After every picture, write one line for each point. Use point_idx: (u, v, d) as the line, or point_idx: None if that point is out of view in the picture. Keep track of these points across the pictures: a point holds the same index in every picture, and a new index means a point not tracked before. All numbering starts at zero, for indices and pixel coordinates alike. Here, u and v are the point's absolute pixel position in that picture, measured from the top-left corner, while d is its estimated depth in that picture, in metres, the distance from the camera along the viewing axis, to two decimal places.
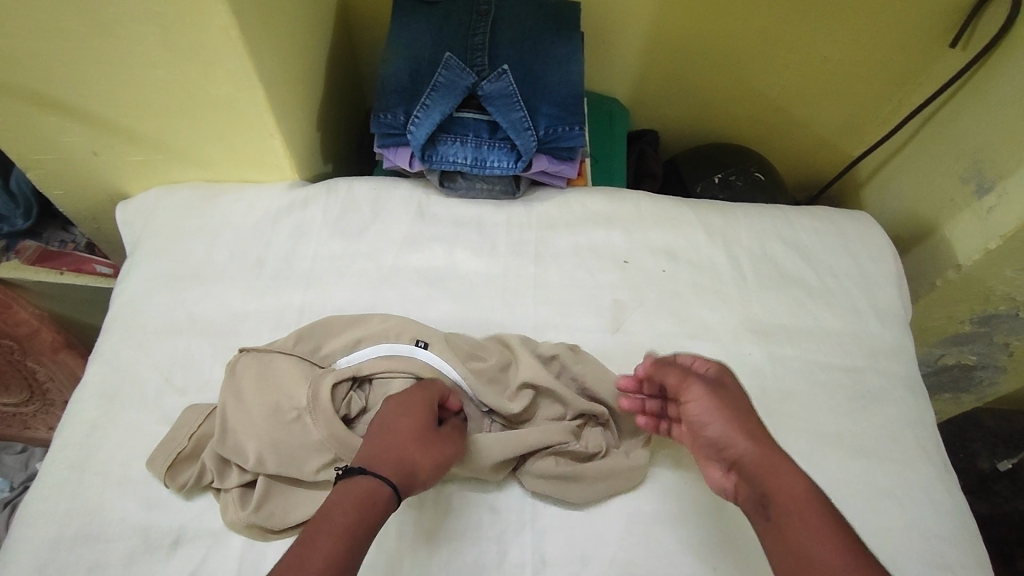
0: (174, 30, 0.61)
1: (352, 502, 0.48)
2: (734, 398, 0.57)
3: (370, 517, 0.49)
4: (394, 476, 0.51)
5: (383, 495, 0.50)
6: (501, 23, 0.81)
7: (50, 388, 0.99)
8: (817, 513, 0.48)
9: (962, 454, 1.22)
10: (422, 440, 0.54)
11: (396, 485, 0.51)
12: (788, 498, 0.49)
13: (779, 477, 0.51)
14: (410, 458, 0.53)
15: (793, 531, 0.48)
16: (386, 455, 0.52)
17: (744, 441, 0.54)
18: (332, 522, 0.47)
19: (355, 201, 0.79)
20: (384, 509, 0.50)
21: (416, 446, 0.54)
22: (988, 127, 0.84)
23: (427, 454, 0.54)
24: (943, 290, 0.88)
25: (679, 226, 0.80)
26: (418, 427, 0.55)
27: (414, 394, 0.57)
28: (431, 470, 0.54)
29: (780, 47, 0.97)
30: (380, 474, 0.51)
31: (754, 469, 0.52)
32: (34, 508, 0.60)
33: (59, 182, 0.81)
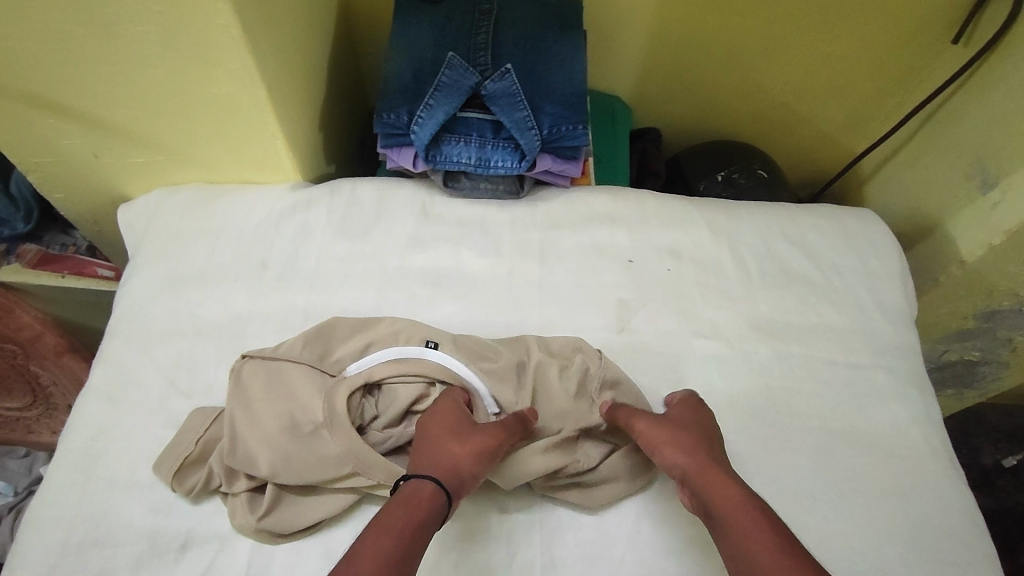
0: (177, 31, 0.61)
1: (415, 502, 0.50)
2: (680, 422, 0.59)
3: (429, 513, 0.50)
4: (438, 476, 0.53)
5: (428, 492, 0.51)
6: (504, 22, 0.81)
7: (53, 392, 0.99)
8: (754, 515, 0.49)
9: (966, 450, 1.22)
10: (458, 438, 0.56)
11: (441, 483, 0.52)
12: (722, 506, 0.51)
13: (716, 486, 0.52)
14: (449, 455, 0.54)
15: (732, 532, 0.49)
16: (426, 461, 0.54)
17: (689, 459, 0.55)
18: (391, 518, 0.48)
19: (358, 202, 0.79)
20: (436, 504, 0.51)
21: (453, 446, 0.55)
22: (991, 123, 0.84)
23: (466, 448, 0.55)
24: (947, 286, 0.88)
25: (683, 224, 0.80)
26: (454, 426, 0.57)
27: (442, 406, 0.59)
28: (473, 460, 0.54)
29: (781, 44, 0.97)
30: (422, 476, 0.52)
31: (698, 484, 0.53)
32: (40, 513, 0.60)
33: (61, 185, 0.80)
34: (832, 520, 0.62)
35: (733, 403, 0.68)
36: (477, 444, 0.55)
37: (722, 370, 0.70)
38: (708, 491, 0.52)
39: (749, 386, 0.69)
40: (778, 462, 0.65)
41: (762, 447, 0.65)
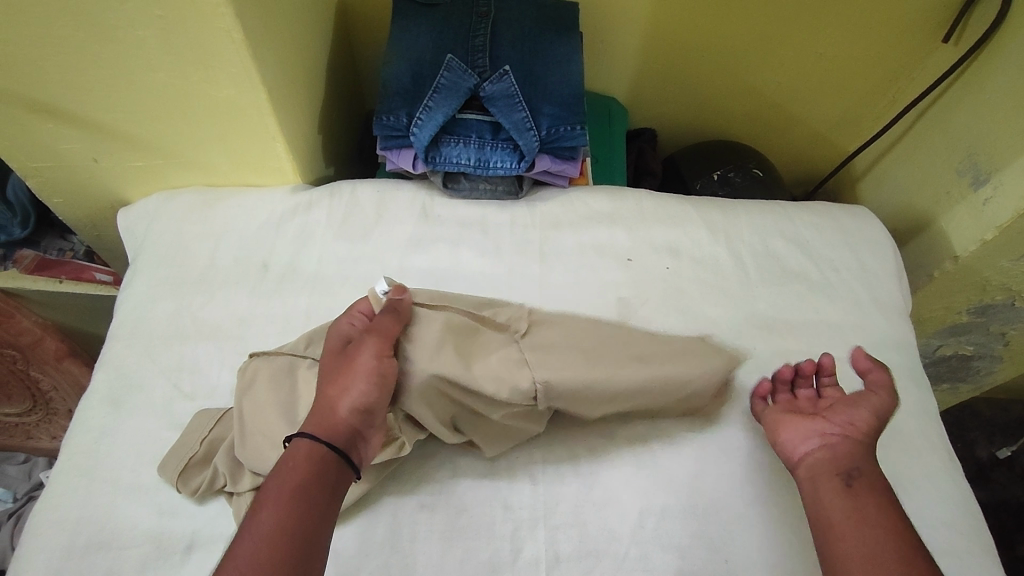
0: (178, 35, 0.61)
1: (295, 465, 0.54)
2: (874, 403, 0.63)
3: (318, 468, 0.54)
4: (320, 430, 0.56)
5: (312, 447, 0.55)
6: (501, 24, 0.82)
7: (53, 396, 0.99)
8: (889, 498, 0.56)
9: (961, 443, 1.23)
10: (338, 378, 0.59)
11: (319, 432, 0.56)
12: (871, 476, 0.57)
13: (870, 462, 0.58)
14: (327, 401, 0.58)
15: (867, 497, 0.56)
16: (313, 412, 0.58)
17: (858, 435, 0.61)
18: (277, 492, 0.52)
19: (358, 204, 0.79)
20: (320, 455, 0.54)
21: (335, 388, 0.58)
22: (981, 119, 0.85)
23: (345, 387, 0.58)
24: (941, 282, 0.89)
25: (680, 222, 0.81)
26: (333, 362, 0.60)
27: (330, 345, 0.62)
28: (356, 396, 0.57)
29: (774, 45, 0.98)
30: (308, 434, 0.56)
31: (857, 450, 0.59)
32: (44, 516, 0.60)
33: (59, 190, 0.80)
34: None
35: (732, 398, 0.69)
36: (358, 373, 0.58)
37: None
38: (860, 466, 0.58)
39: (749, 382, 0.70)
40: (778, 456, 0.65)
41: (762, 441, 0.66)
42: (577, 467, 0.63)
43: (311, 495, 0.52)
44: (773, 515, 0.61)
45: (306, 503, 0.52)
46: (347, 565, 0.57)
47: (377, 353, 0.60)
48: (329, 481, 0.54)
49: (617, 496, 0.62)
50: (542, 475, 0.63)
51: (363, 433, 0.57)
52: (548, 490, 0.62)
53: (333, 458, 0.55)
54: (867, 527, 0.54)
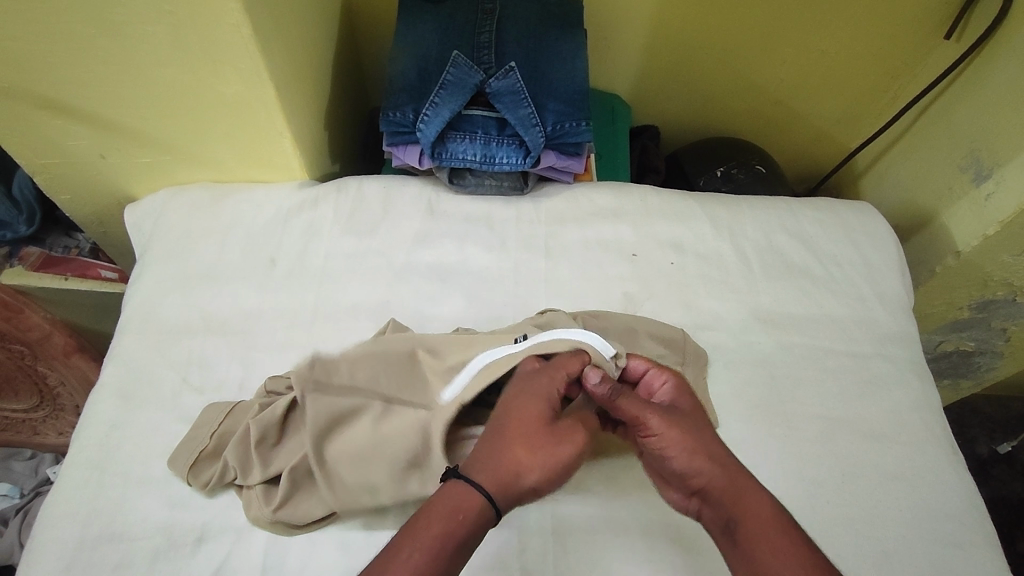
0: (188, 31, 0.62)
1: (455, 512, 0.48)
2: (693, 419, 0.55)
3: (471, 528, 0.48)
4: (498, 488, 0.49)
5: (478, 498, 0.49)
6: (506, 21, 0.82)
7: (60, 392, 0.99)
8: (783, 537, 0.48)
9: (962, 439, 1.24)
10: (536, 442, 0.52)
11: (497, 490, 0.49)
12: (754, 518, 0.49)
13: (743, 501, 0.50)
14: (516, 461, 0.51)
15: (755, 548, 0.48)
16: (489, 457, 0.51)
17: (712, 463, 0.52)
18: (428, 530, 0.47)
19: (365, 200, 0.80)
20: (483, 512, 0.48)
21: (521, 443, 0.51)
22: (983, 115, 0.86)
23: (538, 453, 0.51)
24: (942, 277, 0.90)
25: (685, 217, 0.81)
26: (530, 417, 0.53)
27: (525, 394, 0.55)
28: (544, 475, 0.51)
29: (777, 43, 0.99)
30: (488, 490, 0.49)
31: (717, 489, 0.51)
32: (55, 508, 0.60)
33: (67, 186, 0.81)
34: (836, 505, 0.63)
35: (737, 392, 0.69)
36: (555, 455, 0.52)
37: (727, 359, 0.71)
38: (735, 504, 0.50)
39: (753, 375, 0.70)
40: (782, 448, 0.66)
41: (767, 434, 0.66)
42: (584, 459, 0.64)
43: (459, 545, 0.47)
44: None
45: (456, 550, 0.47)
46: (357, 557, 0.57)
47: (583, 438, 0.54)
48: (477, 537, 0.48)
49: (624, 488, 0.62)
50: None
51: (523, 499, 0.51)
52: (555, 482, 0.62)
53: (488, 522, 0.49)
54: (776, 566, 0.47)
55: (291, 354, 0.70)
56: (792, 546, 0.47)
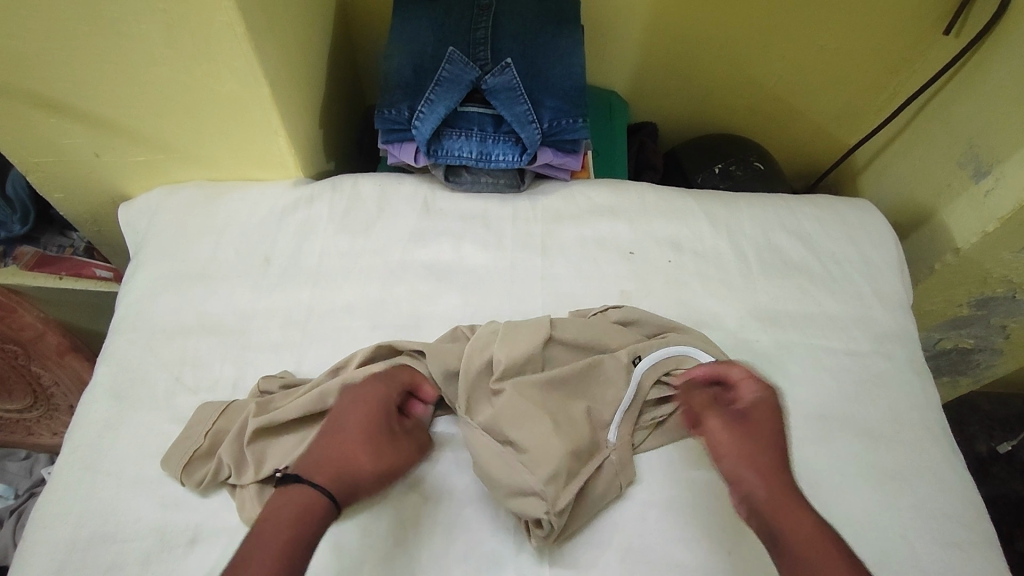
0: (180, 28, 0.61)
1: (292, 511, 0.52)
2: (762, 430, 0.59)
3: (312, 523, 0.52)
4: (338, 485, 0.55)
5: (323, 497, 0.53)
6: (502, 17, 0.81)
7: (54, 392, 0.98)
8: (820, 549, 0.51)
9: (961, 437, 1.24)
10: (372, 449, 0.58)
11: (335, 487, 0.54)
12: (794, 530, 0.52)
13: (785, 514, 0.53)
14: (352, 466, 0.56)
15: (797, 557, 0.51)
16: (330, 459, 0.56)
17: (759, 477, 0.56)
18: (274, 529, 0.50)
19: (360, 197, 0.79)
20: (325, 507, 0.53)
21: (356, 450, 0.57)
22: (983, 112, 0.85)
23: (372, 455, 0.57)
24: (941, 274, 0.89)
25: (683, 215, 0.81)
26: (359, 427, 0.58)
27: (363, 402, 0.60)
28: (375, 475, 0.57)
29: (775, 38, 0.98)
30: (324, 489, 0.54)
31: (764, 498, 0.55)
32: (47, 510, 0.60)
33: (60, 185, 0.80)
34: (834, 505, 0.63)
35: None
36: (382, 457, 0.58)
37: None
38: (773, 515, 0.54)
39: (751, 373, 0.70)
40: None
41: None
42: None
43: (305, 540, 0.51)
44: None
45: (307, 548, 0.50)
46: (352, 559, 0.57)
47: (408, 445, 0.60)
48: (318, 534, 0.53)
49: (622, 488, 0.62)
50: None
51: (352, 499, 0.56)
52: None
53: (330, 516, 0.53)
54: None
55: (286, 353, 0.69)
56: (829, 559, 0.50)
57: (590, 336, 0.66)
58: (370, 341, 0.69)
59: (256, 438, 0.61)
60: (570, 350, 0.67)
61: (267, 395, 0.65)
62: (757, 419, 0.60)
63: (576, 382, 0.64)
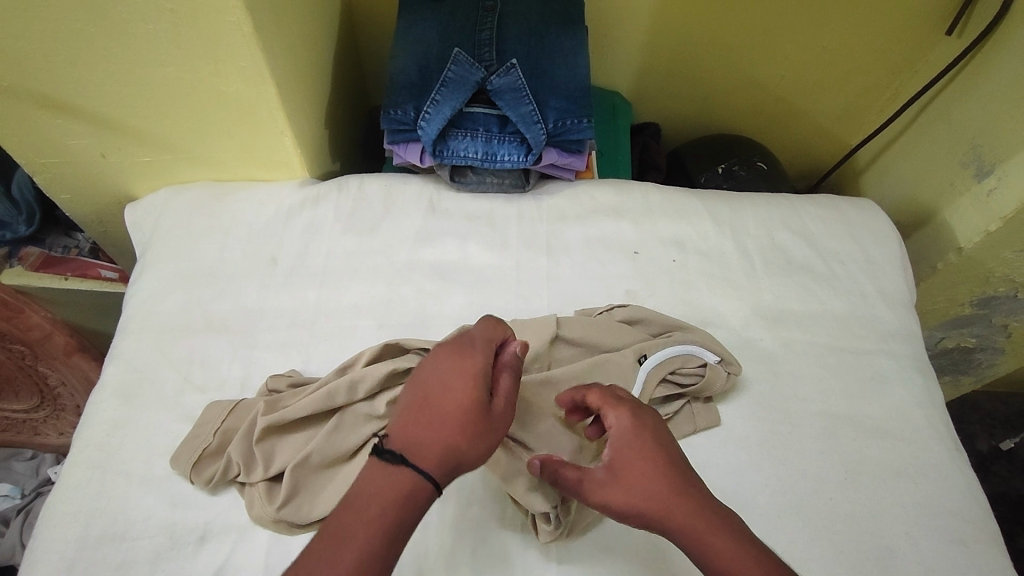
0: (188, 29, 0.61)
1: (391, 495, 0.46)
2: (645, 463, 0.51)
3: (408, 513, 0.46)
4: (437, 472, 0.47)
5: (423, 486, 0.47)
6: (507, 18, 0.82)
7: (61, 392, 0.98)
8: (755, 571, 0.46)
9: (962, 436, 1.24)
10: (477, 430, 0.49)
11: (436, 473, 0.47)
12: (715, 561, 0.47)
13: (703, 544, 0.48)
14: (455, 450, 0.48)
15: None
16: (429, 440, 0.48)
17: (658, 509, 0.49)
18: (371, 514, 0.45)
19: (366, 198, 0.79)
20: (421, 499, 0.46)
21: (457, 431, 0.48)
22: (985, 112, 0.86)
23: (476, 441, 0.49)
24: (944, 273, 0.90)
25: (687, 215, 0.81)
26: (466, 404, 0.50)
27: (464, 375, 0.51)
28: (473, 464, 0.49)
29: (778, 38, 0.99)
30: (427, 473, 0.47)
31: (675, 529, 0.48)
32: (57, 509, 0.60)
33: (66, 185, 0.80)
34: (839, 502, 0.63)
35: (741, 388, 0.69)
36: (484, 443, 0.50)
37: None
38: (690, 536, 0.48)
39: (756, 372, 0.70)
40: (785, 445, 0.66)
41: (770, 431, 0.66)
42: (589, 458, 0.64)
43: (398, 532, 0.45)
44: (781, 505, 0.62)
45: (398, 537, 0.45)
46: None
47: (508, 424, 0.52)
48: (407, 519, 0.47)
49: None
50: None
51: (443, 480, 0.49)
52: None
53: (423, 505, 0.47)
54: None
55: (293, 353, 0.70)
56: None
57: (594, 334, 0.67)
58: (377, 340, 0.70)
59: (266, 435, 0.62)
60: (575, 349, 0.67)
61: (275, 393, 0.65)
62: (632, 449, 0.51)
63: (583, 379, 0.65)
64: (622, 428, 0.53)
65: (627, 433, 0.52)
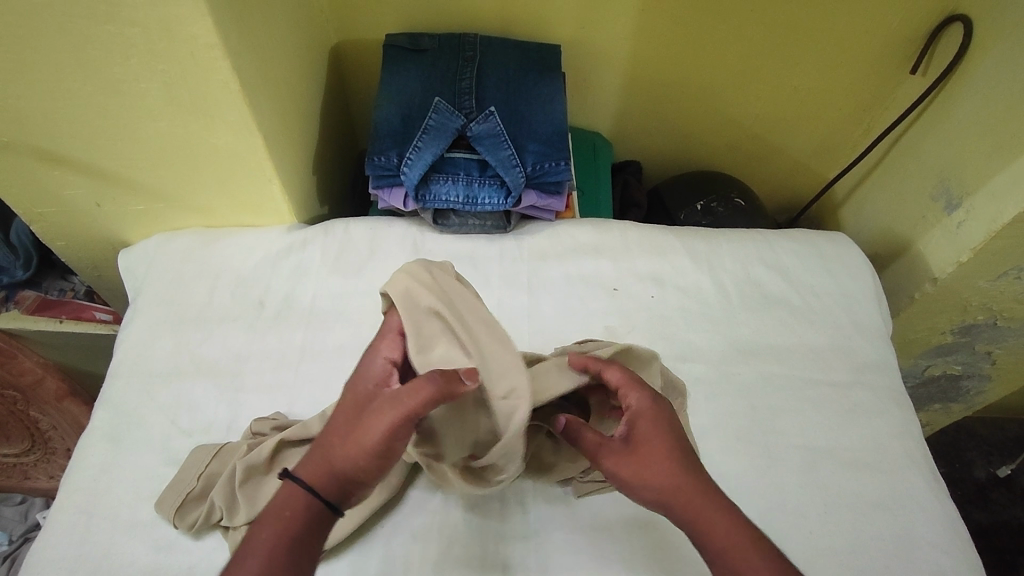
0: (177, 86, 0.65)
1: (281, 502, 0.50)
2: (656, 442, 0.52)
3: (295, 518, 0.49)
4: (317, 479, 0.50)
5: (304, 496, 0.49)
6: (486, 67, 0.86)
7: (52, 436, 0.99)
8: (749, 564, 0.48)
9: (958, 463, 1.24)
10: (348, 433, 0.50)
11: (317, 484, 0.50)
12: (716, 546, 0.49)
13: (711, 530, 0.50)
14: (332, 455, 0.50)
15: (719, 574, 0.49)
16: (313, 452, 0.52)
17: (666, 490, 0.51)
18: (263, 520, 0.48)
19: (352, 240, 0.82)
20: (307, 508, 0.49)
21: (333, 440, 0.51)
22: (949, 148, 0.90)
23: (349, 446, 0.50)
24: (921, 304, 0.91)
25: (665, 252, 0.83)
26: (346, 407, 0.52)
27: (357, 382, 0.54)
28: (360, 465, 0.50)
29: (750, 79, 1.02)
30: (304, 481, 0.50)
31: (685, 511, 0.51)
32: (41, 556, 0.61)
33: (62, 233, 0.83)
34: (819, 536, 0.63)
35: (719, 422, 0.70)
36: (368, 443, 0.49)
37: (709, 390, 0.72)
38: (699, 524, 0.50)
39: (735, 406, 0.71)
40: (765, 480, 0.66)
41: (749, 465, 0.67)
42: (568, 497, 0.65)
43: (296, 538, 0.48)
44: None
45: (304, 541, 0.48)
46: None
47: (392, 420, 0.49)
48: (324, 529, 0.50)
49: (607, 523, 0.63)
50: (533, 504, 0.64)
51: (356, 491, 0.51)
52: (540, 520, 0.63)
53: (327, 516, 0.50)
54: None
55: (279, 395, 0.71)
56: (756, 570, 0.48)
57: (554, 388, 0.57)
58: None
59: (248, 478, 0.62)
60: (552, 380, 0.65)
61: (259, 436, 0.66)
62: (647, 427, 0.53)
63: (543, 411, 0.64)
64: (635, 412, 0.54)
65: (646, 414, 0.54)
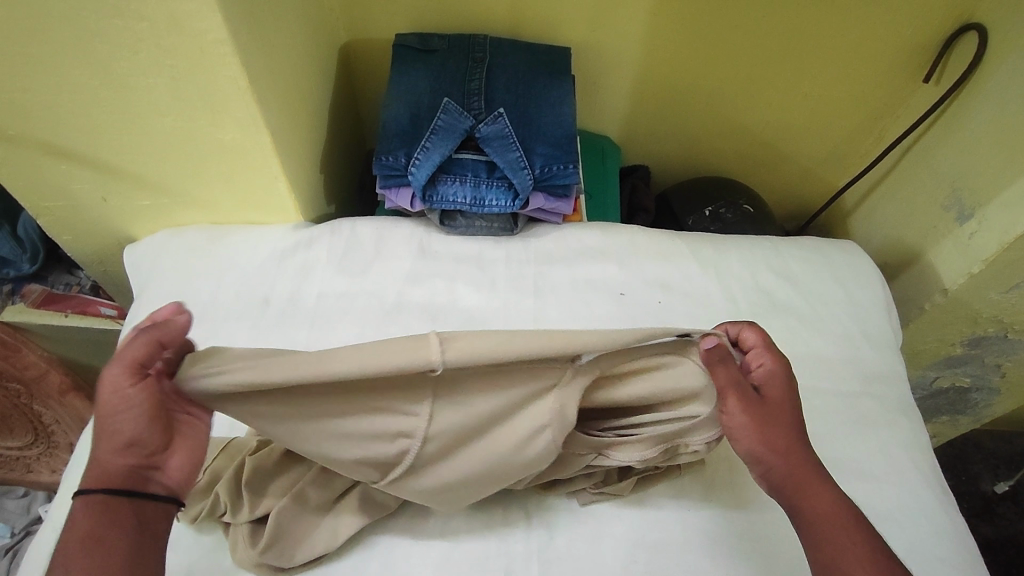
0: (186, 82, 0.64)
1: (78, 519, 0.47)
2: (782, 411, 0.55)
3: (99, 520, 0.47)
4: (100, 475, 0.48)
5: (97, 499, 0.47)
6: (496, 69, 0.86)
7: (55, 430, 0.99)
8: (849, 529, 0.50)
9: (965, 477, 1.22)
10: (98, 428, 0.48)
11: (101, 480, 0.48)
12: (822, 508, 0.51)
13: (815, 493, 0.52)
14: (98, 453, 0.48)
15: (826, 533, 0.50)
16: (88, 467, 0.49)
17: (777, 453, 0.53)
18: (66, 543, 0.46)
19: (358, 240, 0.81)
20: (109, 501, 0.47)
21: (97, 440, 0.49)
22: (964, 156, 0.88)
23: (106, 434, 0.48)
24: (931, 314, 0.90)
25: (673, 257, 0.83)
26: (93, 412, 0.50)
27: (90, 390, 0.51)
28: (128, 438, 0.48)
29: (761, 85, 1.02)
30: (82, 489, 0.48)
31: (797, 471, 0.53)
32: (40, 552, 0.60)
33: (69, 227, 0.83)
34: None
35: None
36: (116, 418, 0.48)
37: None
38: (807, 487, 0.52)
39: None
40: None
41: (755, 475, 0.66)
42: (571, 504, 0.64)
43: (106, 532, 0.46)
44: (764, 550, 0.62)
45: (115, 530, 0.47)
46: None
47: (123, 374, 0.48)
48: (140, 510, 0.48)
49: (610, 531, 0.62)
50: (536, 509, 0.64)
51: (155, 462, 0.50)
52: (543, 525, 0.63)
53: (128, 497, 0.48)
54: (833, 559, 0.49)
55: None
56: (861, 538, 0.50)
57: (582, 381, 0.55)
58: None
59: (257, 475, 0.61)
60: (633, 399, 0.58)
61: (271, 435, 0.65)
62: (773, 395, 0.56)
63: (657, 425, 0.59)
64: (763, 375, 0.56)
65: (774, 377, 0.56)
